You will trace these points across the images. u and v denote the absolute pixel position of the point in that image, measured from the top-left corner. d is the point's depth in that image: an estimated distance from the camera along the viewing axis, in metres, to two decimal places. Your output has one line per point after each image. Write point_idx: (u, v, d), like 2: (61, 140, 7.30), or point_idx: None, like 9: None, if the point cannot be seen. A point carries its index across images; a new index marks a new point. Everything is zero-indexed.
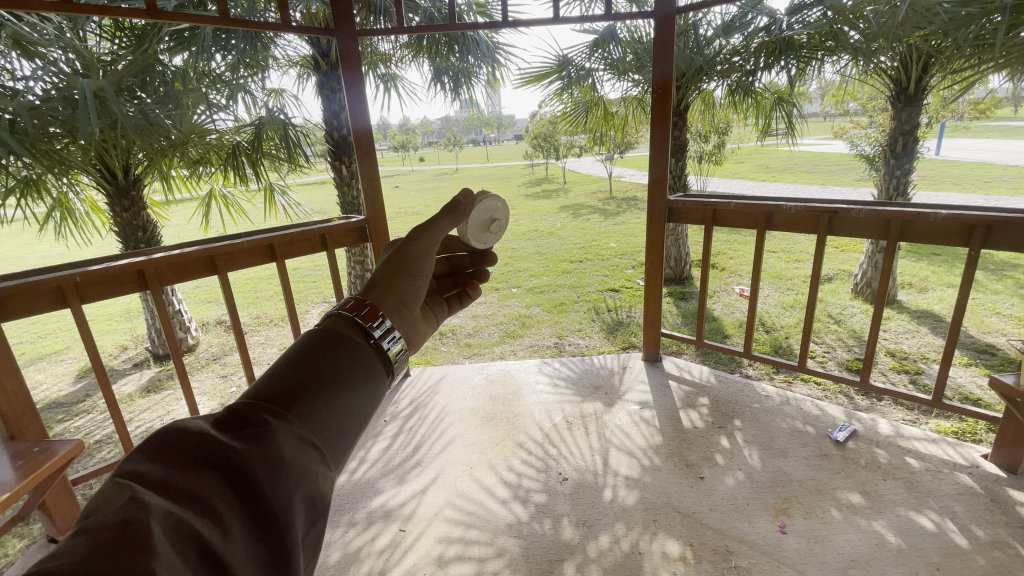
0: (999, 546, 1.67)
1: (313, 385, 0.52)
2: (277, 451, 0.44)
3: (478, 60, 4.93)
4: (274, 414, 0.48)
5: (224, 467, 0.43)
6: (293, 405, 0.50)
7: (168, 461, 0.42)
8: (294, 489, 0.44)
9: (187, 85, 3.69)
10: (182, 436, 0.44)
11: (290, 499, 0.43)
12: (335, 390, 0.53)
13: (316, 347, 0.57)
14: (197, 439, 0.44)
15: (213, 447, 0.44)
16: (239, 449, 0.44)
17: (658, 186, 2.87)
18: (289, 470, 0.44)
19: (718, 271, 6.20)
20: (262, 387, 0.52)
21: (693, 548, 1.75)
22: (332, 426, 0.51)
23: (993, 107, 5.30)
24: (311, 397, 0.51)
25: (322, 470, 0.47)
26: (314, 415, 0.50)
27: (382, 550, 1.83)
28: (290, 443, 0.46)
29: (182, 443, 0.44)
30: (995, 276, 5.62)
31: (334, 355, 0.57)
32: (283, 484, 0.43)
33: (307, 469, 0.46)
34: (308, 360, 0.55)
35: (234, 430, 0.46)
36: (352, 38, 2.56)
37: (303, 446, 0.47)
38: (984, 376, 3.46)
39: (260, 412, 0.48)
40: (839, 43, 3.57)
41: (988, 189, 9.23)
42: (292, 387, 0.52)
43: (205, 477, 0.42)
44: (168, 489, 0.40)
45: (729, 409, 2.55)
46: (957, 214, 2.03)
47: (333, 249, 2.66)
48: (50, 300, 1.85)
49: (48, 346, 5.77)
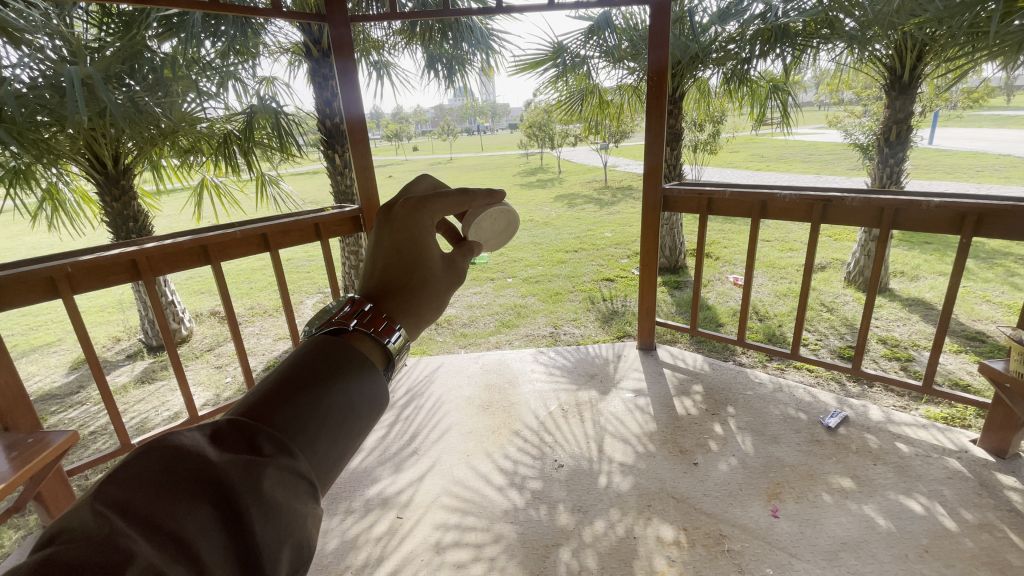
0: (987, 529, 1.71)
1: (321, 408, 0.49)
2: (273, 491, 0.42)
3: (472, 47, 4.89)
4: (275, 442, 0.46)
5: (214, 501, 0.40)
6: (295, 430, 0.47)
7: (154, 492, 0.39)
8: (285, 537, 0.41)
9: (177, 72, 3.57)
10: (173, 460, 0.41)
11: (281, 546, 0.41)
12: (341, 410, 0.50)
13: (328, 357, 0.54)
14: (190, 465, 0.41)
15: (206, 477, 0.41)
16: (233, 482, 0.41)
17: (653, 175, 2.88)
18: (281, 514, 0.42)
19: (712, 260, 6.23)
20: (264, 403, 0.49)
21: (687, 532, 1.78)
22: (333, 456, 0.49)
23: (987, 96, 5.32)
24: (315, 422, 0.48)
25: (317, 510, 0.45)
26: (315, 443, 0.48)
27: (380, 537, 1.84)
28: (287, 479, 0.43)
29: (174, 469, 0.41)
30: (986, 264, 5.68)
31: (346, 367, 0.54)
32: (274, 530, 0.41)
33: (302, 511, 0.43)
34: (317, 375, 0.52)
35: (232, 455, 0.44)
36: (344, 24, 2.51)
37: (299, 482, 0.44)
38: (973, 363, 3.52)
39: (261, 437, 0.45)
40: (835, 31, 3.54)
41: (980, 177, 9.29)
42: (297, 408, 0.49)
43: (195, 513, 0.39)
44: (152, 529, 0.37)
45: (723, 396, 2.58)
46: (950, 202, 2.04)
47: (327, 239, 2.64)
48: (41, 291, 1.83)
49: (40, 338, 5.73)
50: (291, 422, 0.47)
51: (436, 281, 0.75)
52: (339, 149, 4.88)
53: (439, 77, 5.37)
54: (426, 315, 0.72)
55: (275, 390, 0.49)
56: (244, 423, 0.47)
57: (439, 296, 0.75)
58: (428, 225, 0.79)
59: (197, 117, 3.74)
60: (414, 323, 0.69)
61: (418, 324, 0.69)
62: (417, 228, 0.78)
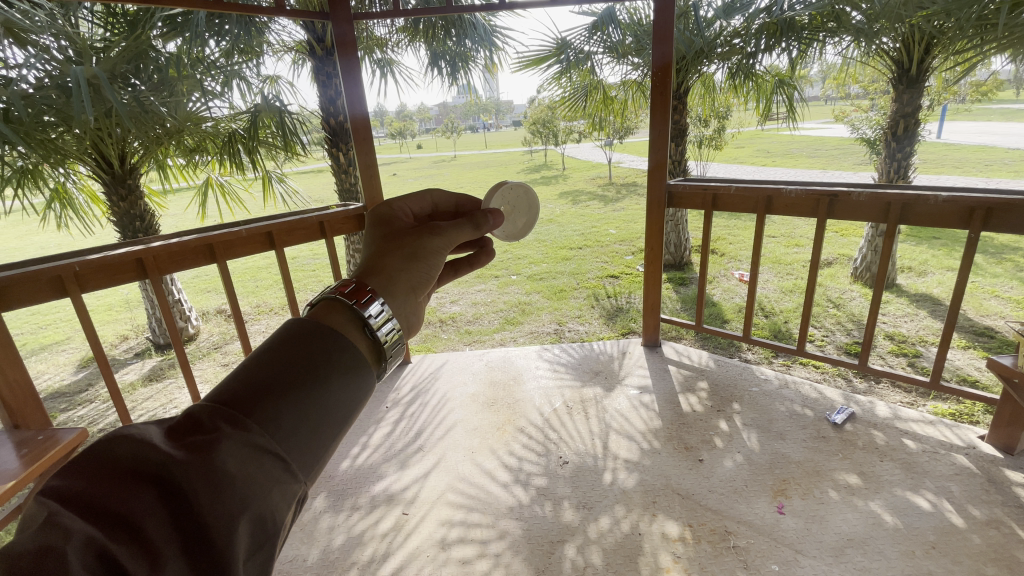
0: (995, 525, 1.70)
1: (282, 382, 0.49)
2: (223, 465, 0.43)
3: (475, 44, 4.87)
4: (229, 419, 0.46)
5: (160, 482, 0.41)
6: (253, 409, 0.47)
7: (95, 477, 0.40)
8: (238, 514, 0.42)
9: (181, 72, 3.61)
10: (115, 447, 0.42)
11: (236, 522, 0.42)
12: (309, 386, 0.49)
13: (293, 335, 0.53)
14: (136, 453, 0.42)
15: (151, 461, 0.42)
16: (179, 464, 0.42)
17: (658, 170, 2.84)
18: (234, 493, 0.42)
19: (717, 256, 6.20)
20: (224, 383, 0.49)
21: (692, 529, 1.78)
22: (300, 431, 0.48)
23: (996, 89, 5.26)
24: (276, 398, 0.48)
25: (279, 482, 0.45)
26: (275, 420, 0.47)
27: (386, 534, 1.85)
28: (238, 454, 0.44)
29: (115, 457, 0.41)
30: (995, 259, 5.62)
31: (311, 342, 0.53)
32: (226, 510, 0.42)
33: (258, 484, 0.44)
34: (282, 352, 0.51)
35: (183, 438, 0.44)
36: (348, 22, 2.51)
37: (258, 458, 0.44)
38: (981, 359, 3.48)
39: (215, 417, 0.46)
40: (841, 24, 3.50)
41: (988, 172, 9.22)
42: (255, 387, 0.48)
43: (141, 495, 0.40)
44: (93, 511, 0.39)
45: (728, 393, 2.57)
46: (958, 196, 2.01)
47: (332, 237, 2.64)
48: (51, 290, 1.85)
49: (49, 336, 5.80)
50: (251, 399, 0.47)
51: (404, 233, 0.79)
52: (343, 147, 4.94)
53: (442, 75, 5.37)
54: (392, 262, 0.73)
55: (237, 373, 0.50)
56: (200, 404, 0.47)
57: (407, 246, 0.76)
58: (393, 210, 0.87)
59: (202, 116, 3.76)
60: (378, 272, 0.71)
61: (384, 273, 0.71)
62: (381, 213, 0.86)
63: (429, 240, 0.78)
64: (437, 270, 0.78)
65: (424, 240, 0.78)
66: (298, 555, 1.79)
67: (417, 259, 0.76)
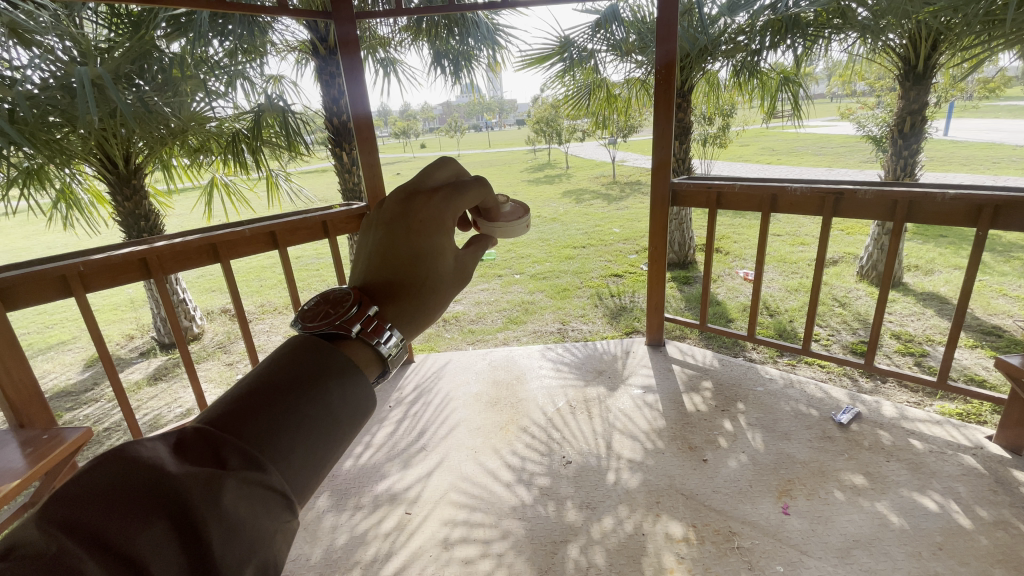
0: (1002, 526, 1.68)
1: (296, 415, 0.48)
2: (233, 505, 0.41)
3: (478, 43, 4.86)
4: (241, 455, 0.45)
5: (172, 515, 0.40)
6: (265, 444, 0.46)
7: (104, 509, 0.38)
8: (247, 556, 0.40)
9: (185, 72, 3.62)
10: (126, 475, 0.40)
11: (245, 565, 0.40)
12: (323, 420, 0.49)
13: (308, 361, 0.52)
14: (150, 481, 0.41)
15: (162, 492, 0.41)
16: (191, 496, 0.41)
17: (661, 169, 2.83)
18: (243, 534, 0.41)
19: (721, 255, 6.17)
20: (234, 413, 0.48)
21: (696, 529, 1.77)
22: (309, 471, 0.47)
23: (1004, 86, 5.20)
24: (289, 432, 0.47)
25: (287, 524, 0.44)
26: (288, 456, 0.46)
27: (389, 533, 1.85)
28: (248, 492, 0.43)
29: (128, 485, 0.40)
30: (1002, 257, 5.57)
31: (326, 373, 0.52)
32: (235, 550, 0.40)
33: (265, 526, 0.42)
34: (294, 380, 0.50)
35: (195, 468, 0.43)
36: (350, 21, 2.51)
37: (267, 497, 0.44)
38: (989, 359, 3.45)
39: (227, 448, 0.45)
40: (846, 21, 3.46)
41: (996, 169, 9.14)
42: (267, 417, 0.47)
43: (151, 530, 0.38)
44: (100, 548, 0.37)
45: (733, 392, 2.56)
46: (965, 194, 1.98)
47: (336, 236, 2.64)
48: (56, 290, 1.87)
49: (56, 335, 5.86)
50: (264, 431, 0.47)
51: (445, 285, 0.71)
52: (346, 146, 4.96)
53: (446, 73, 5.36)
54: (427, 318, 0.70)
55: (250, 397, 0.48)
56: (211, 432, 0.46)
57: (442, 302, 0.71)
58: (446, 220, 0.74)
59: (206, 116, 3.77)
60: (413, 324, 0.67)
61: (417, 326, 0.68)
62: (434, 220, 0.73)
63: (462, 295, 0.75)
64: None
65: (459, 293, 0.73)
66: (301, 554, 1.80)
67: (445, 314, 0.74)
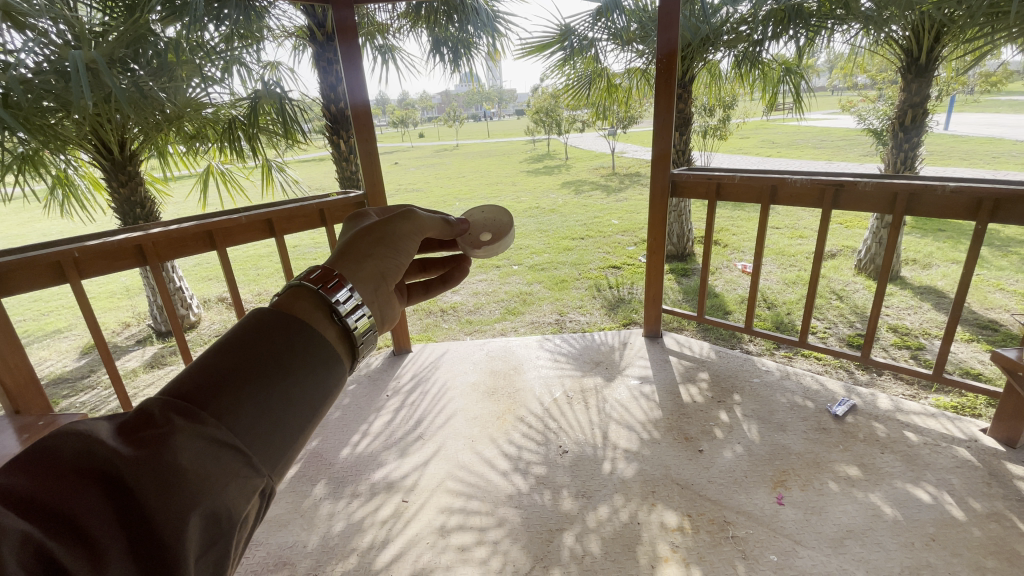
0: (995, 518, 1.69)
1: (242, 373, 0.47)
2: (172, 459, 0.41)
3: (478, 30, 4.70)
4: (183, 412, 0.44)
5: (107, 480, 0.39)
6: (209, 401, 0.45)
7: (37, 474, 0.37)
8: (190, 505, 0.40)
9: (181, 57, 3.45)
10: (59, 446, 0.39)
11: (188, 517, 0.40)
12: (273, 376, 0.48)
13: (257, 324, 0.52)
14: (83, 451, 0.40)
15: (99, 458, 0.40)
16: (129, 460, 0.40)
17: (662, 160, 2.81)
18: (185, 487, 0.40)
19: (720, 247, 6.16)
20: (176, 378, 0.47)
21: (691, 519, 1.78)
22: (261, 424, 0.46)
23: (1005, 80, 5.18)
24: (235, 392, 0.46)
25: (238, 474, 0.43)
26: (235, 411, 0.45)
27: (385, 520, 1.86)
28: (192, 448, 0.42)
29: (59, 452, 0.39)
30: (1000, 252, 5.57)
31: (277, 335, 0.51)
32: (177, 502, 0.40)
33: (211, 477, 0.42)
34: (242, 344, 0.49)
35: (135, 434, 0.42)
36: (347, 6, 2.46)
37: (215, 451, 0.43)
38: (985, 352, 3.47)
39: (169, 410, 0.44)
40: (850, 11, 3.42)
41: (996, 164, 9.14)
42: (213, 377, 0.47)
43: (86, 492, 0.38)
44: (32, 511, 0.36)
45: (729, 383, 2.57)
46: (966, 186, 1.97)
47: (332, 224, 2.63)
48: (50, 275, 1.85)
49: (53, 323, 5.84)
50: (208, 390, 0.46)
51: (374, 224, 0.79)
52: (344, 134, 5.02)
53: (445, 61, 5.29)
54: (362, 247, 0.73)
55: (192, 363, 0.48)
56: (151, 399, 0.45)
57: (375, 235, 0.76)
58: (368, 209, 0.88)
59: (201, 102, 3.77)
60: (348, 258, 0.70)
61: (352, 257, 0.71)
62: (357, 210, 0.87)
63: (399, 225, 0.79)
64: (408, 255, 0.78)
65: (397, 227, 0.79)
66: (298, 541, 1.80)
67: (386, 244, 0.76)
